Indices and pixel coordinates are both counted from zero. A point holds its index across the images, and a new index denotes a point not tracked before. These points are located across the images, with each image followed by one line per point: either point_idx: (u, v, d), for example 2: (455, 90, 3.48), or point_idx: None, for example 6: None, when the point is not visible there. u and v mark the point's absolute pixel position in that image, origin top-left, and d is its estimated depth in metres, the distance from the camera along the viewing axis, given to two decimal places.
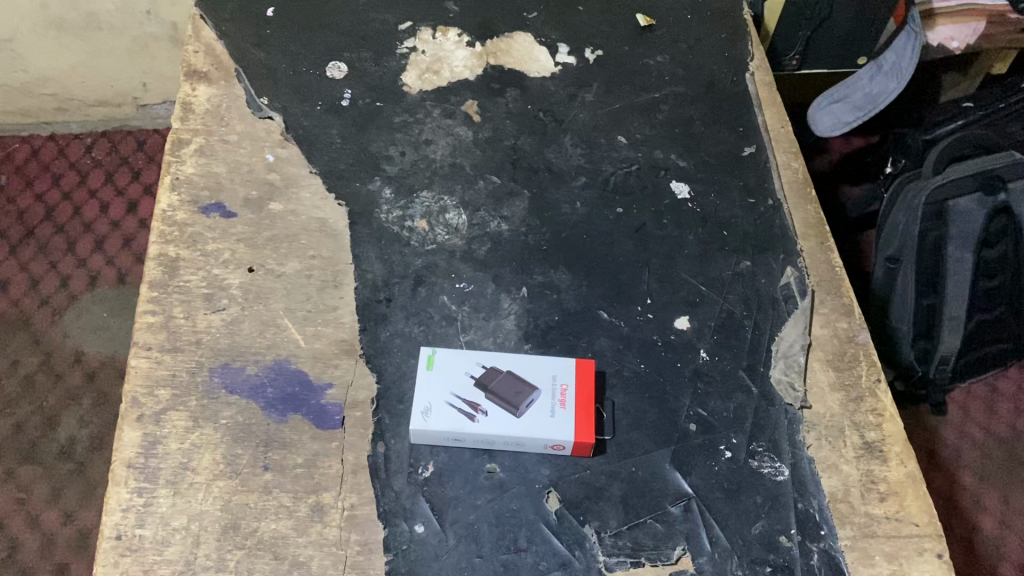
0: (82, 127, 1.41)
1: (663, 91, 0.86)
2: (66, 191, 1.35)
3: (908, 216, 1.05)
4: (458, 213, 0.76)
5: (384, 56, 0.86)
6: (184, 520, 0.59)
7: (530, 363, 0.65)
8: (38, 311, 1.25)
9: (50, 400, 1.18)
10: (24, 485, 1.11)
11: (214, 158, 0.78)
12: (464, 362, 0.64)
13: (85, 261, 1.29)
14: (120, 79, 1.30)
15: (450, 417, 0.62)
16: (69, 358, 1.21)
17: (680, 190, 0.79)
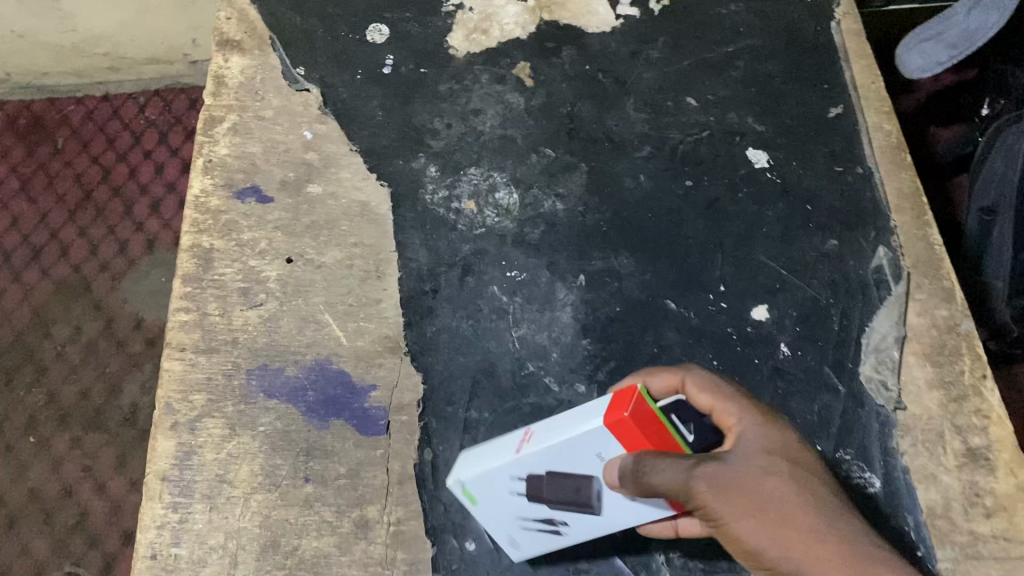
0: (136, 86, 1.37)
1: (737, 44, 0.77)
2: (121, 152, 1.33)
3: (1008, 162, 0.94)
4: (509, 191, 0.70)
5: (429, 15, 0.79)
6: (221, 538, 0.56)
7: (563, 453, 0.47)
8: (99, 276, 1.23)
9: (113, 365, 1.17)
10: (91, 452, 1.11)
11: (249, 137, 0.72)
12: (501, 484, 0.49)
13: (142, 224, 1.27)
14: (170, 36, 1.26)
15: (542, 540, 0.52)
16: (129, 324, 1.20)
17: (757, 159, 0.71)
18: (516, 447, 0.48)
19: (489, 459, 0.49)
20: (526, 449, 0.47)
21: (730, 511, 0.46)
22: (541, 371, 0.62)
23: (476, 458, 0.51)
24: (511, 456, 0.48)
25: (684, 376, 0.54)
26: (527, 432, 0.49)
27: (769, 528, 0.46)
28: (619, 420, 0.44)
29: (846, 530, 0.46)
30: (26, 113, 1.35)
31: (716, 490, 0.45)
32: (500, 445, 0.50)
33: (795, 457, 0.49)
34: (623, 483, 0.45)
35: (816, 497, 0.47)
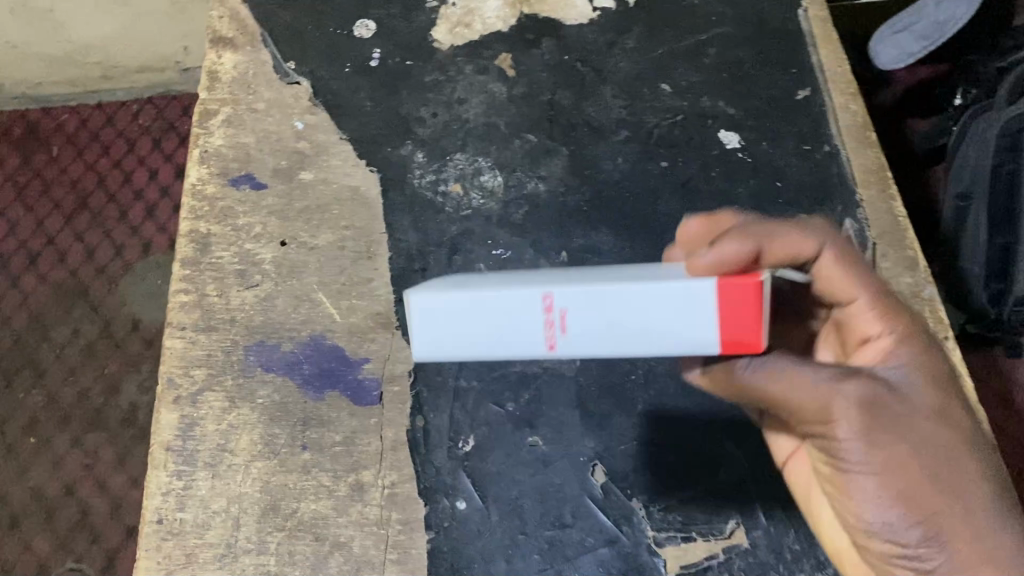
0: (128, 94, 1.36)
1: (709, 33, 0.81)
2: (115, 160, 1.33)
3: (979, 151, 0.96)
4: (494, 174, 0.73)
5: (413, 10, 0.82)
6: (224, 503, 0.59)
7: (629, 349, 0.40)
8: (95, 280, 1.26)
9: (111, 366, 1.19)
10: (91, 451, 1.15)
11: (242, 128, 0.75)
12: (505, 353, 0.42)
13: (137, 229, 1.29)
14: (161, 43, 1.25)
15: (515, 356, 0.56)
16: (127, 326, 1.22)
17: (729, 140, 0.74)
18: (547, 334, 0.40)
19: (494, 334, 0.40)
20: (566, 344, 0.39)
21: (866, 462, 0.46)
22: None
23: (459, 322, 0.40)
24: (545, 352, 0.40)
25: (826, 247, 0.49)
26: (549, 308, 0.39)
27: (897, 493, 0.46)
28: (742, 339, 0.38)
29: (987, 506, 0.47)
30: (21, 124, 1.36)
31: (862, 430, 0.45)
32: (494, 324, 0.40)
33: (953, 406, 0.48)
34: (740, 377, 0.46)
35: (964, 462, 0.47)
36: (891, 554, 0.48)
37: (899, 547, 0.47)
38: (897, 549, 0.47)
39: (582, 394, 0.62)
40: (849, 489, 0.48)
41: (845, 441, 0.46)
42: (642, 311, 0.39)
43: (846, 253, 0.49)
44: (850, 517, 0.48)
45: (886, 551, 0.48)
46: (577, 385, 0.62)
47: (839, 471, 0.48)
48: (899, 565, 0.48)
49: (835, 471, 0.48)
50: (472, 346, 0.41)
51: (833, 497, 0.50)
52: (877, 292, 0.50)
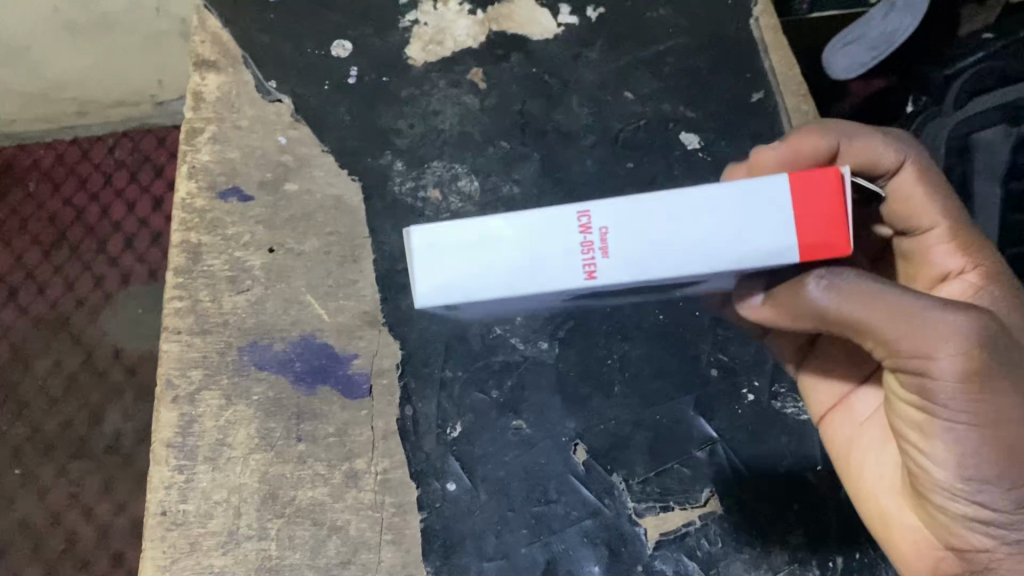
0: (104, 129, 1.35)
1: (668, 42, 0.84)
2: (93, 193, 1.33)
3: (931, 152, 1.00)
4: (470, 180, 0.77)
5: (388, 30, 0.84)
6: (225, 494, 0.64)
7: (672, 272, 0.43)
8: (76, 311, 1.26)
9: (93, 397, 1.20)
10: (76, 480, 1.16)
11: (228, 144, 0.78)
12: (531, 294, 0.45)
13: (116, 260, 1.29)
14: (132, 77, 1.25)
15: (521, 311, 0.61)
16: (109, 355, 1.23)
17: (689, 141, 0.79)
18: (590, 257, 0.43)
19: (531, 264, 0.43)
20: (605, 268, 0.43)
21: (962, 410, 0.45)
22: (507, 333, 0.68)
23: (496, 255, 0.43)
24: (586, 279, 0.43)
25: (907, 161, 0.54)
26: (590, 229, 0.43)
27: (988, 449, 0.46)
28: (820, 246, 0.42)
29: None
30: None
31: (966, 376, 0.44)
32: (525, 256, 0.43)
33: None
34: (831, 300, 0.45)
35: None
36: (962, 506, 0.49)
37: (978, 506, 0.48)
38: (974, 509, 0.48)
39: (561, 381, 0.67)
40: (934, 442, 0.47)
41: (941, 385, 0.45)
42: (689, 220, 0.42)
43: (927, 173, 0.54)
44: (927, 470, 0.49)
45: (959, 510, 0.49)
46: (556, 371, 0.67)
47: (927, 421, 0.47)
48: (969, 523, 0.49)
49: (919, 420, 0.48)
50: (498, 277, 0.43)
51: (908, 448, 0.50)
52: (954, 223, 0.56)
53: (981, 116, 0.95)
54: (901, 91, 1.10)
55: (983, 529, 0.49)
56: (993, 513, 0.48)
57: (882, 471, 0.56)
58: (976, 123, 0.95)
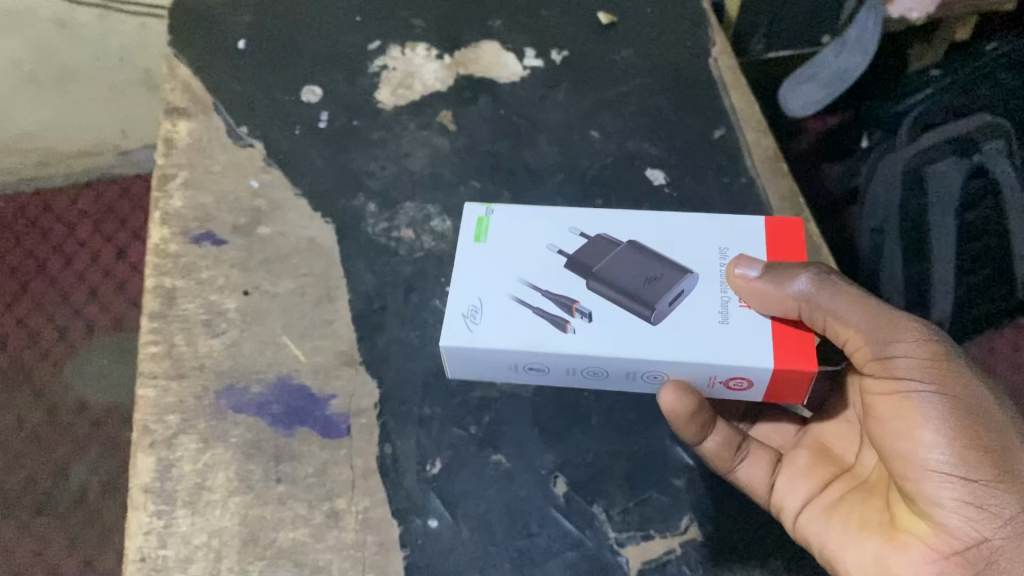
0: (66, 179, 1.34)
1: (630, 83, 0.87)
2: (56, 244, 1.30)
3: (887, 189, 1.03)
4: (443, 219, 0.78)
5: (356, 75, 0.85)
6: (204, 537, 0.63)
7: (659, 223, 0.62)
8: (38, 364, 1.22)
9: (59, 450, 1.16)
10: (40, 536, 1.11)
11: (200, 189, 0.78)
12: (554, 224, 0.63)
13: (81, 311, 1.26)
14: (94, 129, 1.25)
15: (505, 323, 0.57)
16: (73, 408, 1.19)
17: (656, 177, 0.81)
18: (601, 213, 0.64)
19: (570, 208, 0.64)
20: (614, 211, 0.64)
21: (935, 385, 0.54)
22: None
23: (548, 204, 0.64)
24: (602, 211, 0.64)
25: None
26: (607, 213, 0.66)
27: (963, 421, 0.53)
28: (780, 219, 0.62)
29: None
30: None
31: (934, 353, 0.55)
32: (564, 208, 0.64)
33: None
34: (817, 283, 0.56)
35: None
36: (948, 487, 0.53)
37: (964, 480, 0.53)
38: (960, 485, 0.53)
39: (539, 414, 0.68)
40: (918, 422, 0.54)
41: (916, 362, 0.55)
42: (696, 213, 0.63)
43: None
44: (913, 455, 0.54)
45: (946, 490, 0.53)
46: (533, 406, 0.68)
47: (906, 408, 0.55)
48: (956, 505, 0.53)
49: (901, 409, 0.55)
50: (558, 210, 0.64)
51: (891, 449, 0.56)
52: None
53: (935, 151, 1.01)
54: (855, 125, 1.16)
55: (969, 510, 0.53)
56: (976, 487, 0.52)
57: (862, 519, 0.59)
58: (930, 158, 1.01)
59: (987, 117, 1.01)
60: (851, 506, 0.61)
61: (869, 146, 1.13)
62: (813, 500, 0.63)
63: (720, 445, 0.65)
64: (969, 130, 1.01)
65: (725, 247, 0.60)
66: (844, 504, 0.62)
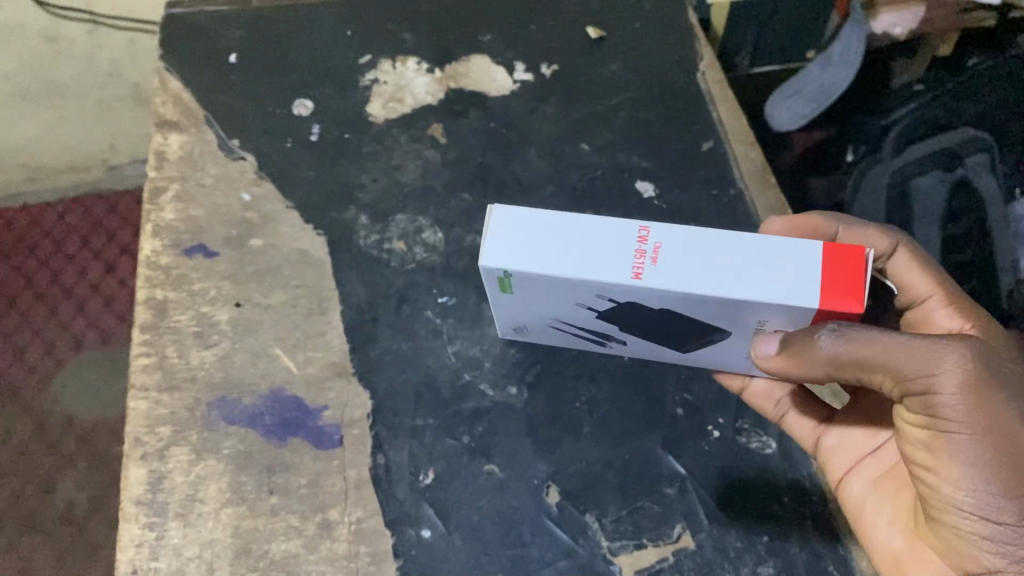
0: (53, 195, 1.34)
1: (619, 97, 0.88)
2: (44, 259, 1.30)
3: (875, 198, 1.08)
4: (434, 231, 0.78)
5: (347, 89, 0.86)
6: (196, 549, 0.63)
7: (700, 301, 0.50)
8: (25, 379, 1.21)
9: (44, 466, 1.15)
10: (26, 554, 1.10)
11: (192, 202, 0.78)
12: (578, 287, 0.51)
13: (68, 326, 1.25)
14: (86, 145, 1.26)
15: (542, 334, 0.68)
16: (61, 424, 1.19)
17: (645, 190, 0.82)
18: (633, 270, 0.49)
19: (591, 253, 0.50)
20: (651, 271, 0.49)
21: (965, 426, 0.50)
22: (476, 379, 0.70)
23: (565, 248, 0.50)
24: (631, 277, 0.49)
25: (899, 245, 0.64)
26: (644, 240, 0.50)
27: (994, 461, 0.50)
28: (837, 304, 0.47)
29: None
30: None
31: (967, 390, 0.49)
32: (585, 270, 0.50)
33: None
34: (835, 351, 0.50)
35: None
36: (970, 518, 0.51)
37: (986, 522, 0.50)
38: (983, 524, 0.50)
39: (531, 424, 0.69)
40: (945, 461, 0.51)
41: (948, 405, 0.50)
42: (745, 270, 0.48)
43: (919, 253, 0.64)
44: (939, 490, 0.52)
45: (967, 524, 0.51)
46: (525, 415, 0.69)
47: (935, 438, 0.51)
48: (978, 540, 0.51)
49: (931, 442, 0.52)
50: (576, 271, 0.50)
51: (920, 474, 0.53)
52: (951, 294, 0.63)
53: (919, 163, 1.05)
54: (841, 140, 1.17)
55: (991, 546, 0.51)
56: (999, 524, 0.50)
57: (892, 516, 0.59)
58: (916, 170, 1.05)
59: (970, 130, 1.02)
60: (885, 494, 0.61)
61: (854, 159, 1.15)
62: (857, 469, 0.63)
63: (760, 394, 0.67)
64: (950, 144, 1.03)
65: (764, 320, 0.52)
66: (887, 487, 0.61)
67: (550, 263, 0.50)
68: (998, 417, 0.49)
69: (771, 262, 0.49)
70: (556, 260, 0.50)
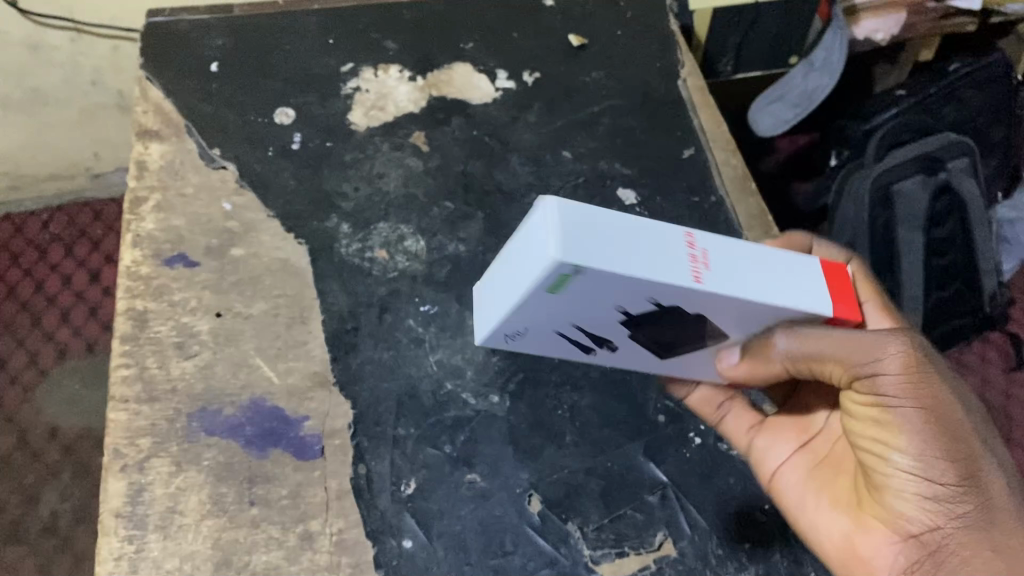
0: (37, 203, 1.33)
1: (601, 104, 0.88)
2: (26, 268, 1.29)
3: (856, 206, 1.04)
4: (416, 239, 0.78)
5: (329, 97, 0.86)
6: (176, 562, 0.62)
7: (739, 309, 0.46)
8: (9, 390, 1.20)
9: (29, 477, 1.15)
10: (10, 565, 1.09)
11: (172, 212, 0.78)
12: (630, 290, 0.44)
13: (52, 335, 1.24)
14: (69, 151, 1.24)
15: (544, 344, 0.59)
16: (44, 434, 1.18)
17: (627, 197, 0.82)
18: (694, 274, 0.43)
19: (652, 256, 0.43)
20: (709, 278, 0.43)
21: (910, 398, 0.51)
22: (458, 388, 0.70)
23: (627, 246, 0.42)
24: (694, 284, 0.43)
25: None
26: (693, 245, 0.44)
27: (937, 429, 0.51)
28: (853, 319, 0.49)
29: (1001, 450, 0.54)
30: None
31: (915, 367, 0.51)
32: (650, 269, 0.42)
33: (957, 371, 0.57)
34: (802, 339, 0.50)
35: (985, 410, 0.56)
36: (919, 486, 0.52)
37: (932, 485, 0.51)
38: (926, 488, 0.52)
39: (513, 432, 0.69)
40: (894, 429, 0.52)
41: (893, 381, 0.51)
42: (776, 277, 0.46)
43: None
44: (888, 459, 0.52)
45: (912, 489, 0.52)
46: (508, 423, 0.69)
47: (884, 412, 0.52)
48: (921, 505, 0.52)
49: (879, 416, 0.53)
50: (654, 274, 0.42)
51: (867, 447, 0.54)
52: None
53: (899, 168, 1.02)
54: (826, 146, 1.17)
55: (933, 509, 0.52)
56: (942, 489, 0.52)
57: (834, 500, 0.58)
58: (898, 175, 1.02)
59: (952, 137, 1.03)
60: (824, 480, 0.60)
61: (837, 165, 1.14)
62: (794, 455, 0.63)
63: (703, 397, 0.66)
64: (933, 150, 1.03)
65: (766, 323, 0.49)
66: (822, 474, 0.60)
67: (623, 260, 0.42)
68: (938, 389, 0.52)
69: (798, 276, 0.47)
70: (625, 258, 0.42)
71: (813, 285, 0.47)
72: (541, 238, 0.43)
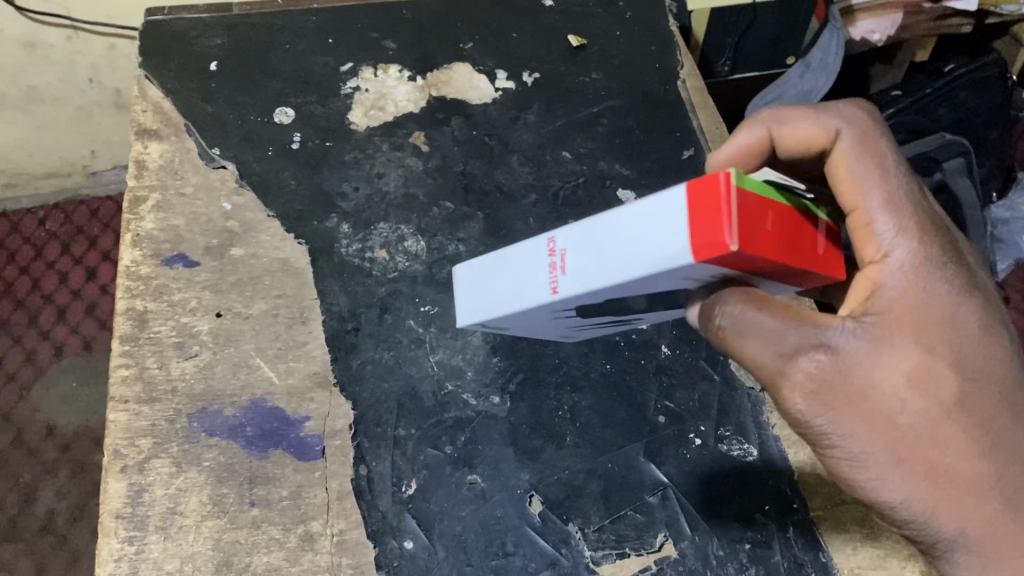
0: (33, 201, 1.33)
1: (601, 105, 0.88)
2: (23, 266, 1.29)
3: None
4: (416, 240, 0.78)
5: (329, 97, 0.85)
6: (177, 563, 0.62)
7: (624, 289, 0.45)
8: (5, 388, 1.20)
9: (26, 475, 1.14)
10: (7, 563, 1.08)
11: (172, 212, 0.78)
12: (548, 312, 0.51)
13: (49, 333, 1.24)
14: (65, 149, 1.24)
15: (584, 322, 0.58)
16: (41, 433, 1.17)
17: (626, 198, 0.82)
18: (553, 284, 0.48)
19: (521, 281, 0.51)
20: (566, 284, 0.47)
21: (826, 440, 0.48)
22: (458, 389, 0.70)
23: (505, 283, 0.52)
24: (553, 294, 0.48)
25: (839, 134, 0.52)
26: (554, 251, 0.48)
27: (861, 471, 0.48)
28: (710, 239, 0.39)
29: (997, 454, 0.48)
30: None
31: (814, 415, 0.47)
32: (525, 295, 0.50)
33: (941, 377, 0.47)
34: (728, 330, 0.47)
35: (979, 414, 0.48)
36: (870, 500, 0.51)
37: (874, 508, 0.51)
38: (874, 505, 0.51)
39: (514, 433, 0.69)
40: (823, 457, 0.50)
41: (798, 420, 0.48)
42: (627, 236, 0.43)
43: (862, 147, 0.51)
44: None
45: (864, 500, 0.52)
46: (508, 424, 0.69)
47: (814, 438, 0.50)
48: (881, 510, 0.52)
49: None
50: (526, 298, 0.50)
51: None
52: (887, 201, 0.50)
53: None
54: None
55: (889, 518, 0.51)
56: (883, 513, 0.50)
57: None
58: None
59: (948, 137, 1.03)
60: None
61: None
62: None
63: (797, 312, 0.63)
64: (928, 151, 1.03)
65: (684, 278, 0.44)
66: None
67: (505, 296, 0.52)
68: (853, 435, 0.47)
69: (657, 224, 0.42)
70: (507, 296, 0.52)
71: (667, 224, 0.41)
72: (467, 298, 0.57)
